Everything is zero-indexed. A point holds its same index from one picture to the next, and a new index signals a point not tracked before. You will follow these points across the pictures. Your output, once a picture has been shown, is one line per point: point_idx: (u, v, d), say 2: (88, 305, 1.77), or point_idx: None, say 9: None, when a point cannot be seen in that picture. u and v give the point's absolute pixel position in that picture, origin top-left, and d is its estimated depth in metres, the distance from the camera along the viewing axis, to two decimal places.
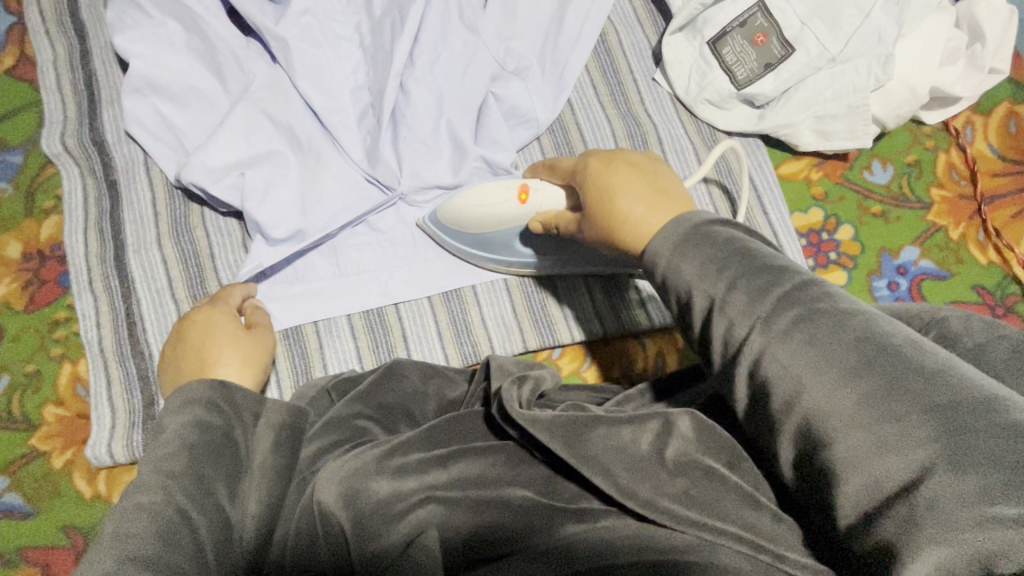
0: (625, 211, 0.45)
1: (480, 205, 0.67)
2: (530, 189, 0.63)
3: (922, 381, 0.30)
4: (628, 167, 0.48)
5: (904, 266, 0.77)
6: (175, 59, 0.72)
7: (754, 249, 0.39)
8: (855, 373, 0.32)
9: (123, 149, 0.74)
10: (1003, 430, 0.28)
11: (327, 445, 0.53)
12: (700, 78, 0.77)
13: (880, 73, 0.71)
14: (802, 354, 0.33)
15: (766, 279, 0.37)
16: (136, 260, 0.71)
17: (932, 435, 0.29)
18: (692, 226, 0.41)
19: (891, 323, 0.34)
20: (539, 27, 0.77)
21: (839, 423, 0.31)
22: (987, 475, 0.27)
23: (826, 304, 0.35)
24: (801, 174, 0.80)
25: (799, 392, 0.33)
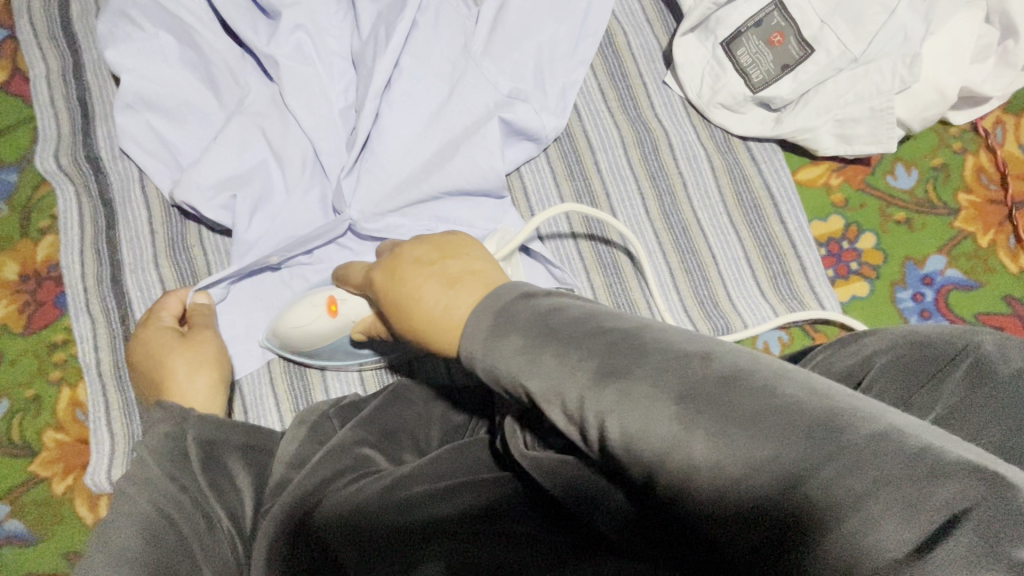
0: (427, 314, 0.41)
1: (297, 325, 0.63)
2: (337, 301, 0.62)
3: (758, 427, 0.28)
4: (414, 267, 0.44)
5: (930, 276, 0.73)
6: (168, 72, 0.71)
7: (561, 316, 0.36)
8: (692, 435, 0.29)
9: (119, 166, 0.73)
10: (841, 462, 0.26)
11: (330, 476, 0.50)
12: (712, 80, 0.73)
13: (905, 75, 0.66)
14: (642, 422, 0.31)
15: (585, 350, 0.34)
16: (133, 280, 0.70)
17: (784, 484, 0.27)
18: (496, 321, 0.37)
19: (708, 356, 0.32)
20: (543, 32, 0.74)
21: (702, 490, 0.29)
22: (853, 516, 0.25)
23: (645, 357, 0.32)
24: (820, 180, 0.76)
25: (656, 465, 0.30)
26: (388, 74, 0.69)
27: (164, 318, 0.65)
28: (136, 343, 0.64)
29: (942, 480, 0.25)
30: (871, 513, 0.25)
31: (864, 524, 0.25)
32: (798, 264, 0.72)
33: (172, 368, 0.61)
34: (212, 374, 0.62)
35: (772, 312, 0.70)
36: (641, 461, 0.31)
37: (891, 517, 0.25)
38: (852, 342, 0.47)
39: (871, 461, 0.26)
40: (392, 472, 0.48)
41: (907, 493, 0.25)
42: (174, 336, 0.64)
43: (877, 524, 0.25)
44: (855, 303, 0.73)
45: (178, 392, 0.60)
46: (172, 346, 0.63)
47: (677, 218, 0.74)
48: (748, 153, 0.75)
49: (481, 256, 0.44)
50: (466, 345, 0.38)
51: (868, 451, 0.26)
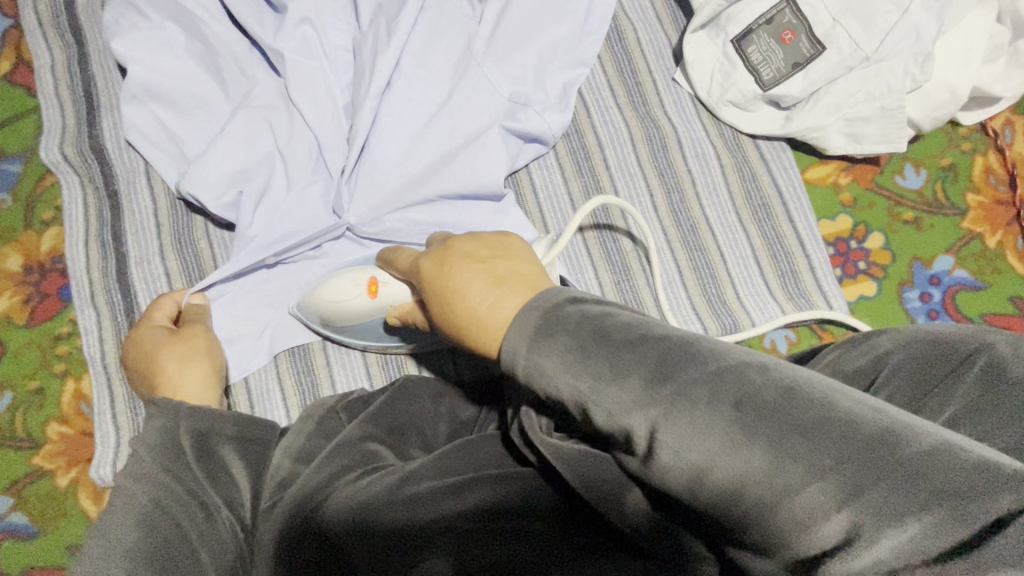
0: (469, 311, 0.41)
1: (332, 301, 0.64)
2: (378, 281, 0.62)
3: (813, 438, 0.27)
4: (464, 261, 0.44)
5: (938, 276, 0.73)
6: (174, 63, 0.70)
7: (609, 320, 0.35)
8: (744, 445, 0.28)
9: (124, 158, 0.72)
10: (899, 475, 0.25)
11: (339, 470, 0.49)
12: (722, 78, 0.73)
13: (916, 74, 0.66)
14: (689, 431, 0.30)
15: (631, 355, 0.33)
16: (138, 273, 0.69)
17: (839, 497, 0.26)
18: (540, 323, 0.36)
19: (759, 366, 0.31)
20: (553, 28, 0.73)
21: (751, 503, 0.28)
22: (911, 529, 0.24)
23: (692, 365, 0.31)
24: (829, 179, 0.76)
25: (701, 475, 0.29)
26: (388, 75, 0.68)
27: (157, 316, 0.65)
28: (131, 343, 0.64)
29: (1005, 495, 0.25)
30: (933, 525, 0.24)
31: (923, 536, 0.24)
32: (806, 264, 0.72)
33: (164, 364, 0.61)
34: (205, 368, 0.62)
35: (779, 311, 0.70)
36: (688, 471, 0.30)
37: (954, 530, 0.24)
38: (863, 341, 0.47)
39: (931, 474, 0.25)
40: (401, 467, 0.48)
41: (968, 506, 0.24)
42: (167, 332, 0.64)
43: (937, 538, 0.24)
44: (862, 303, 0.73)
45: (171, 386, 0.59)
46: (166, 342, 0.62)
47: (686, 215, 0.73)
48: (757, 152, 0.75)
49: (533, 259, 0.43)
50: (509, 343, 0.37)
51: (927, 464, 0.26)
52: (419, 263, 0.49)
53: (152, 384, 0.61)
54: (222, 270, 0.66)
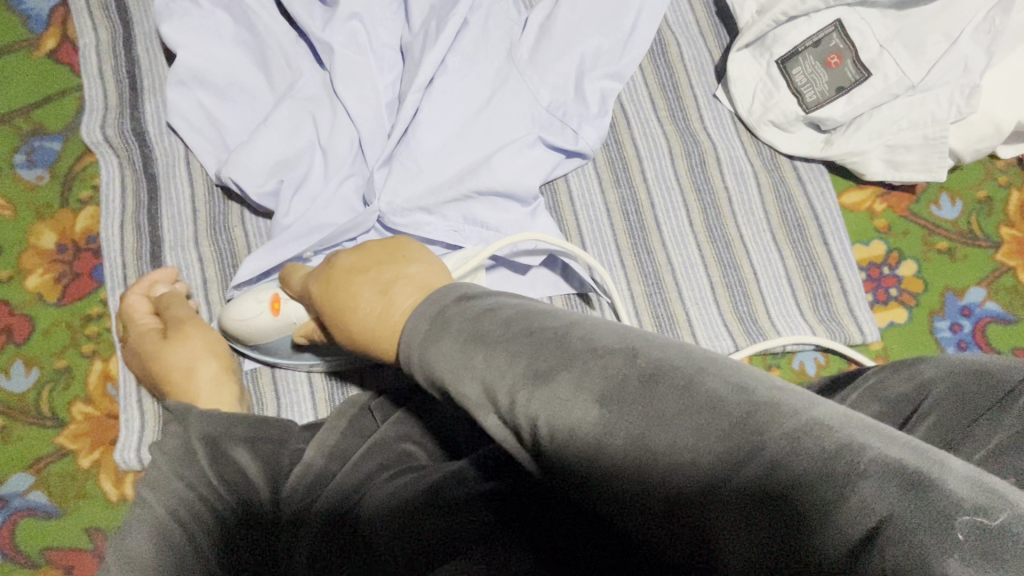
0: (364, 324, 0.42)
1: (238, 318, 0.62)
2: (281, 297, 0.61)
3: (668, 430, 0.28)
4: (347, 275, 0.45)
5: (969, 307, 0.73)
6: (221, 51, 0.70)
7: (498, 315, 0.36)
8: (610, 441, 0.29)
9: (164, 142, 0.72)
10: (753, 462, 0.26)
11: (375, 470, 0.49)
12: (765, 98, 0.74)
13: (962, 106, 0.66)
14: (566, 427, 0.30)
15: (516, 352, 0.33)
16: (172, 257, 0.69)
17: (699, 483, 0.27)
18: (435, 320, 0.37)
19: (628, 354, 0.31)
20: (598, 38, 0.74)
21: (626, 494, 0.29)
22: (765, 523, 0.25)
23: (567, 359, 0.32)
24: (864, 205, 0.76)
25: (586, 473, 0.30)
26: (432, 71, 0.69)
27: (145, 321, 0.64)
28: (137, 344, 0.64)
29: (850, 483, 0.24)
30: (788, 516, 0.24)
31: (775, 529, 0.24)
32: (839, 287, 0.72)
33: (172, 367, 0.61)
34: (210, 364, 0.61)
35: (810, 332, 0.70)
36: (572, 471, 0.31)
37: (803, 521, 0.24)
38: (906, 367, 0.46)
39: (778, 462, 0.25)
40: (436, 469, 0.47)
41: (818, 496, 0.24)
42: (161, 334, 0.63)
43: (790, 530, 0.24)
44: (893, 330, 0.73)
45: (185, 390, 0.60)
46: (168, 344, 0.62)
47: (721, 232, 0.74)
48: (795, 173, 0.75)
49: (419, 256, 0.45)
50: (409, 335, 0.38)
51: (776, 451, 0.25)
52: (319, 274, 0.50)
53: (167, 384, 0.61)
54: (257, 258, 0.66)
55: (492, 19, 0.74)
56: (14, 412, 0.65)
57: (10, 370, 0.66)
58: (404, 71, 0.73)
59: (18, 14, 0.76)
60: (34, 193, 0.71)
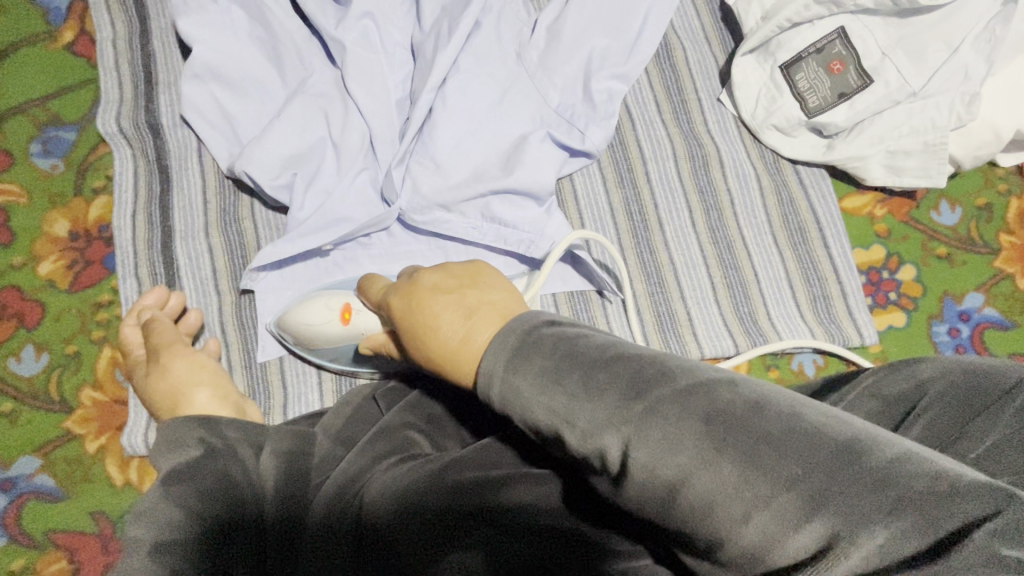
0: (448, 344, 0.42)
1: (304, 322, 0.64)
2: (352, 309, 0.64)
3: (781, 450, 0.29)
4: (431, 294, 0.45)
5: (968, 312, 0.74)
6: (236, 46, 0.72)
7: (583, 344, 0.37)
8: (716, 459, 0.30)
9: (177, 134, 0.73)
10: (864, 483, 0.27)
11: (379, 454, 0.50)
12: (768, 102, 0.75)
13: (962, 112, 0.67)
14: (666, 450, 0.31)
15: (607, 379, 0.34)
16: (182, 247, 0.70)
17: (806, 506, 0.28)
18: (519, 344, 0.38)
19: (730, 383, 0.33)
20: (604, 41, 0.76)
21: (726, 516, 0.29)
22: (879, 536, 0.26)
23: (665, 386, 0.33)
24: (865, 209, 0.77)
25: (678, 486, 0.31)
26: (444, 71, 0.71)
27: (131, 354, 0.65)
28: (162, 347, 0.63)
29: (953, 504, 0.26)
30: (899, 533, 0.26)
31: (888, 540, 0.26)
32: (839, 291, 0.73)
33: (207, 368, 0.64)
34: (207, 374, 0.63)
35: (809, 334, 0.71)
36: (659, 487, 0.31)
37: (916, 538, 0.26)
38: (905, 367, 0.46)
39: (891, 482, 0.27)
40: (440, 456, 0.48)
41: (928, 514, 0.26)
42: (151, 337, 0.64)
43: (902, 544, 0.26)
44: (891, 333, 0.74)
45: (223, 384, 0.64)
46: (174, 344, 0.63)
47: (723, 234, 0.75)
48: (797, 177, 0.77)
49: (500, 284, 0.45)
50: (487, 364, 0.38)
51: (888, 473, 0.27)
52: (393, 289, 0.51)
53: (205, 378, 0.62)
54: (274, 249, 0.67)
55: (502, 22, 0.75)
56: (24, 396, 0.66)
57: (21, 355, 0.67)
58: (415, 70, 0.75)
59: (38, 6, 0.78)
60: (49, 182, 0.73)
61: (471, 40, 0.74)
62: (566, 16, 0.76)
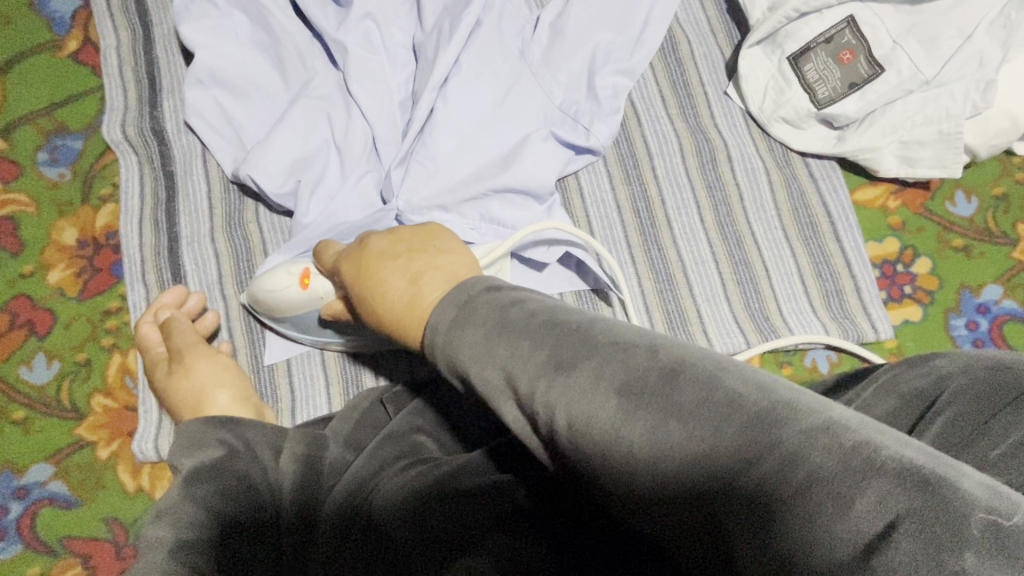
0: (397, 304, 0.42)
1: (267, 292, 0.64)
2: (310, 274, 0.62)
3: (692, 420, 0.28)
4: (380, 259, 0.45)
5: (986, 305, 0.72)
6: (238, 51, 0.72)
7: (517, 310, 0.36)
8: (630, 430, 0.30)
9: (182, 140, 0.74)
10: (773, 456, 0.26)
11: (387, 459, 0.50)
12: (776, 94, 0.74)
13: (978, 100, 0.65)
14: (584, 423, 0.31)
15: (534, 348, 0.34)
16: (189, 253, 0.71)
17: (716, 478, 0.27)
18: (463, 304, 0.38)
19: (649, 350, 0.32)
20: (607, 36, 0.75)
21: (643, 486, 0.29)
22: (790, 518, 0.25)
23: (586, 355, 0.32)
24: (878, 202, 0.75)
25: (599, 462, 0.31)
26: (447, 71, 0.71)
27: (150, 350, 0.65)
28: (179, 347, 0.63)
29: (864, 484, 0.24)
30: (808, 513, 0.24)
31: (798, 523, 0.25)
32: (853, 286, 0.72)
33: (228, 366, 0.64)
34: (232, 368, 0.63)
35: (823, 330, 0.70)
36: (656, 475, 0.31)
37: (825, 520, 0.24)
38: (922, 363, 0.45)
39: (802, 457, 0.25)
40: (449, 460, 0.48)
41: (838, 491, 0.24)
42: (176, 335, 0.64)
43: (812, 525, 0.24)
44: (907, 328, 0.72)
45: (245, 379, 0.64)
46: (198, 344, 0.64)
47: (732, 229, 0.73)
48: (807, 170, 0.75)
49: (451, 242, 0.44)
50: (431, 326, 0.38)
51: (801, 446, 0.26)
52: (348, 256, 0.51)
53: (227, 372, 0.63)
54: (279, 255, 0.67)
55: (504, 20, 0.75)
56: (35, 404, 0.67)
57: (32, 363, 0.68)
58: (417, 70, 0.74)
59: (43, 16, 0.78)
60: (56, 191, 0.73)
61: (473, 38, 0.73)
62: (568, 12, 0.75)
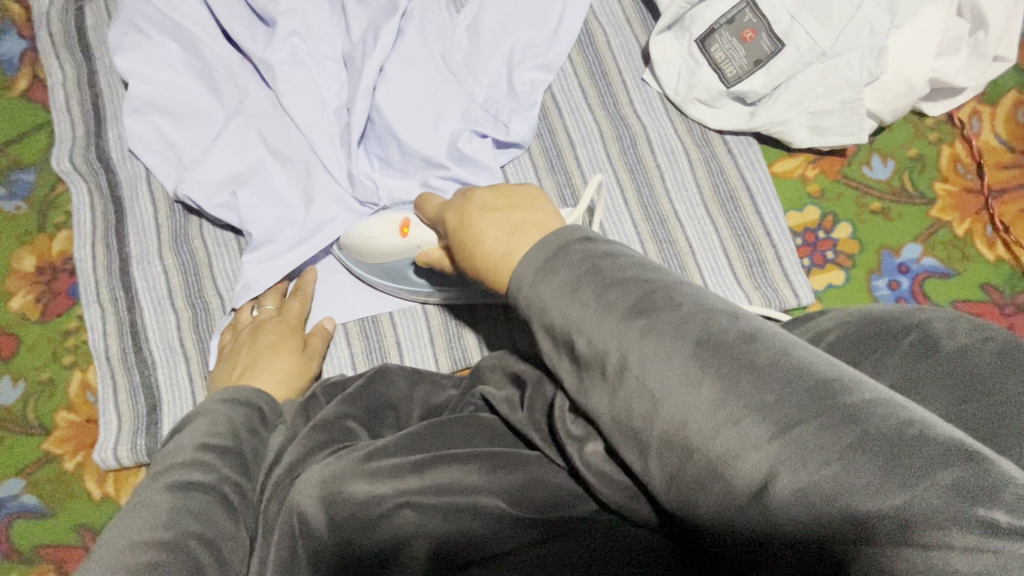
0: (491, 254, 0.44)
1: (367, 238, 0.69)
2: (410, 223, 0.66)
3: (760, 376, 0.30)
4: (481, 211, 0.47)
5: (906, 264, 0.74)
6: (174, 78, 0.76)
7: (606, 262, 0.37)
8: (699, 378, 0.31)
9: (127, 165, 0.78)
10: (834, 413, 0.27)
11: (315, 448, 0.54)
12: (688, 76, 0.76)
13: (873, 67, 0.68)
14: (653, 366, 0.33)
15: (612, 294, 0.36)
16: (139, 271, 0.75)
17: (772, 430, 0.28)
18: (551, 255, 0.39)
19: (731, 315, 0.33)
20: (526, 33, 0.78)
21: (696, 434, 0.31)
22: (834, 467, 0.26)
23: (667, 311, 0.34)
24: (796, 172, 0.78)
25: (654, 406, 0.32)
26: (373, 79, 0.75)
27: (247, 314, 0.72)
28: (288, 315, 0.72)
29: (917, 448, 0.25)
30: (853, 464, 0.26)
31: (843, 473, 0.26)
32: (774, 256, 0.74)
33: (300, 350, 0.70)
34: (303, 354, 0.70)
35: (746, 301, 0.72)
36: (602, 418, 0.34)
37: (872, 471, 0.25)
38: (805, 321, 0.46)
39: (858, 418, 0.27)
40: (368, 444, 0.53)
41: (887, 451, 0.26)
42: (279, 318, 0.71)
43: (858, 475, 0.26)
44: (830, 292, 0.74)
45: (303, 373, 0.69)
46: (287, 335, 0.69)
47: (655, 209, 0.76)
48: (724, 148, 0.78)
49: (549, 206, 0.45)
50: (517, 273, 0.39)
51: (859, 409, 0.27)
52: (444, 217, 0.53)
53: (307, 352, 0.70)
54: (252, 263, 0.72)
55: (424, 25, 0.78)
56: (4, 423, 0.71)
57: None
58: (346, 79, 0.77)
59: None
60: (14, 223, 0.78)
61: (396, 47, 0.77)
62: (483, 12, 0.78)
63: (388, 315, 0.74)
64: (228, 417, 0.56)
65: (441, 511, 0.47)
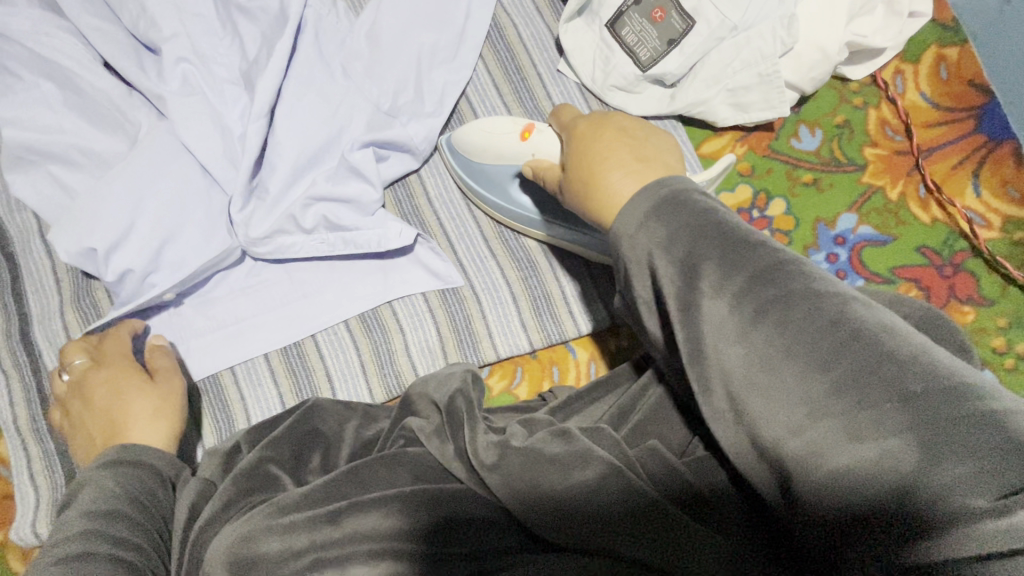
0: (608, 174, 0.43)
1: (488, 132, 0.68)
2: (533, 129, 0.65)
3: (900, 367, 0.29)
4: (617, 133, 0.46)
5: (842, 235, 0.72)
6: (53, 119, 0.69)
7: (725, 220, 0.37)
8: (826, 366, 0.30)
9: (16, 218, 0.72)
10: (974, 417, 0.28)
11: (234, 496, 0.49)
12: (603, 63, 0.73)
13: (785, 37, 0.66)
14: (775, 347, 0.32)
15: (736, 255, 0.34)
16: (41, 332, 0.70)
17: (905, 428, 0.28)
18: (668, 195, 0.38)
19: (866, 304, 0.33)
20: (430, 32, 0.74)
21: (813, 423, 0.30)
22: (970, 468, 0.27)
23: (796, 283, 0.33)
24: (724, 151, 0.75)
25: (760, 382, 0.32)
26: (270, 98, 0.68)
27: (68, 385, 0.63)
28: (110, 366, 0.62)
29: None
30: (991, 469, 0.27)
31: (977, 477, 0.27)
32: None
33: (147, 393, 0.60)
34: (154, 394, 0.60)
35: None
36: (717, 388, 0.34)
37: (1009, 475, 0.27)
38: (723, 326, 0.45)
39: (999, 428, 0.27)
40: (282, 495, 0.48)
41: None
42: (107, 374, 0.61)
43: (991, 482, 0.27)
44: None
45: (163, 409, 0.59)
46: (129, 380, 0.61)
47: None
48: None
49: (674, 153, 0.45)
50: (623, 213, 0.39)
51: (1000, 417, 0.28)
52: (573, 127, 0.51)
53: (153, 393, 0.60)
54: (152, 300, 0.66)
55: (322, 36, 0.73)
56: None
57: None
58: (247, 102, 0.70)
59: None
60: None
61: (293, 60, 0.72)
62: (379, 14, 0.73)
63: (311, 339, 0.71)
64: (127, 475, 0.50)
65: (356, 563, 0.44)
